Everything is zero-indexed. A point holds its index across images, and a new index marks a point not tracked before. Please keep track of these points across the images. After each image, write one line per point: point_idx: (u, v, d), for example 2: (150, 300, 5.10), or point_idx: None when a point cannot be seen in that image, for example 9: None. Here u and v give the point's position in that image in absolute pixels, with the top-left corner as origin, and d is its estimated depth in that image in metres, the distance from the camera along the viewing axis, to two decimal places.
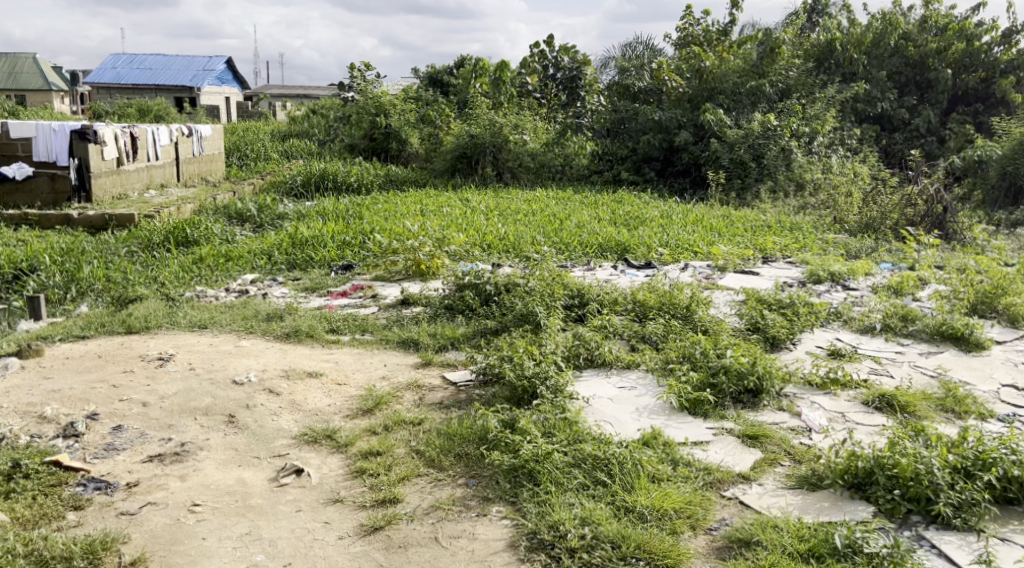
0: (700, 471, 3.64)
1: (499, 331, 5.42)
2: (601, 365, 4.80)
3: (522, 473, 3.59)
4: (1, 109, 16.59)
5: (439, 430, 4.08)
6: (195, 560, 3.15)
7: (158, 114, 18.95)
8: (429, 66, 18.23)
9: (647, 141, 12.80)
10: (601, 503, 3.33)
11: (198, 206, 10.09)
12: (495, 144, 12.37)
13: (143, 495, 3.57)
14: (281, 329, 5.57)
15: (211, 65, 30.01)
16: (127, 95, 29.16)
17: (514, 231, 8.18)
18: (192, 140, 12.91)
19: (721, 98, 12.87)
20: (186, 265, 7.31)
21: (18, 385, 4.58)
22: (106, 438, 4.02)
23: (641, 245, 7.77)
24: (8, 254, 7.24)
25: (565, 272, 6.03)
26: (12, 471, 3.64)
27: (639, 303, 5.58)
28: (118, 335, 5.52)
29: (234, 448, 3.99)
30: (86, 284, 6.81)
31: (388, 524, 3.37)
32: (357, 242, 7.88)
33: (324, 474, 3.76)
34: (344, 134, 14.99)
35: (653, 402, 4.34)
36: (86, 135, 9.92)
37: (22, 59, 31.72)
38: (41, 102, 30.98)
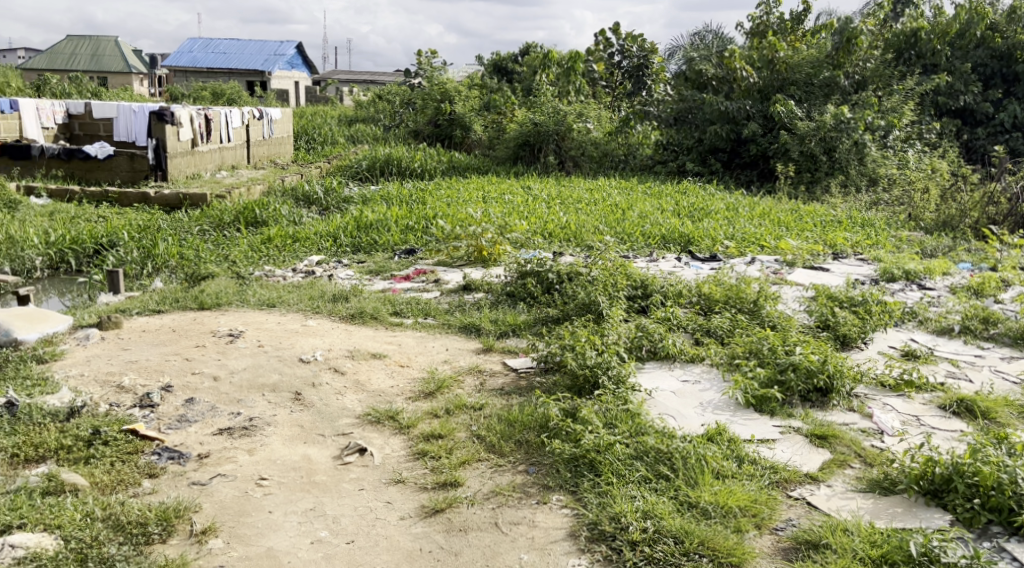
0: (766, 470, 3.57)
1: (561, 320, 5.41)
2: (664, 358, 4.74)
3: (584, 463, 3.59)
4: (84, 91, 17.22)
5: (500, 416, 4.10)
6: (262, 532, 3.23)
7: (231, 97, 19.44)
8: (495, 54, 18.27)
9: (715, 131, 12.40)
10: (663, 497, 3.31)
11: (267, 187, 10.31)
12: (558, 132, 12.49)
13: (214, 466, 3.67)
14: (346, 310, 5.67)
15: (282, 49, 30.65)
16: (202, 78, 30.00)
17: (577, 220, 8.14)
18: (262, 123, 13.20)
19: (793, 89, 12.52)
20: (255, 245, 7.49)
21: (98, 355, 4.76)
22: (180, 410, 4.15)
23: (706, 238, 7.65)
24: (90, 230, 7.55)
25: (629, 262, 5.98)
26: (92, 437, 3.78)
27: (704, 296, 5.51)
28: (191, 310, 5.69)
29: (300, 425, 4.08)
30: (161, 261, 7.04)
31: (449, 507, 3.40)
32: (420, 227, 7.98)
33: (386, 455, 3.82)
34: (410, 120, 15.14)
35: (718, 397, 4.28)
36: (164, 117, 10.33)
37: (105, 42, 32.84)
38: (121, 84, 32.07)
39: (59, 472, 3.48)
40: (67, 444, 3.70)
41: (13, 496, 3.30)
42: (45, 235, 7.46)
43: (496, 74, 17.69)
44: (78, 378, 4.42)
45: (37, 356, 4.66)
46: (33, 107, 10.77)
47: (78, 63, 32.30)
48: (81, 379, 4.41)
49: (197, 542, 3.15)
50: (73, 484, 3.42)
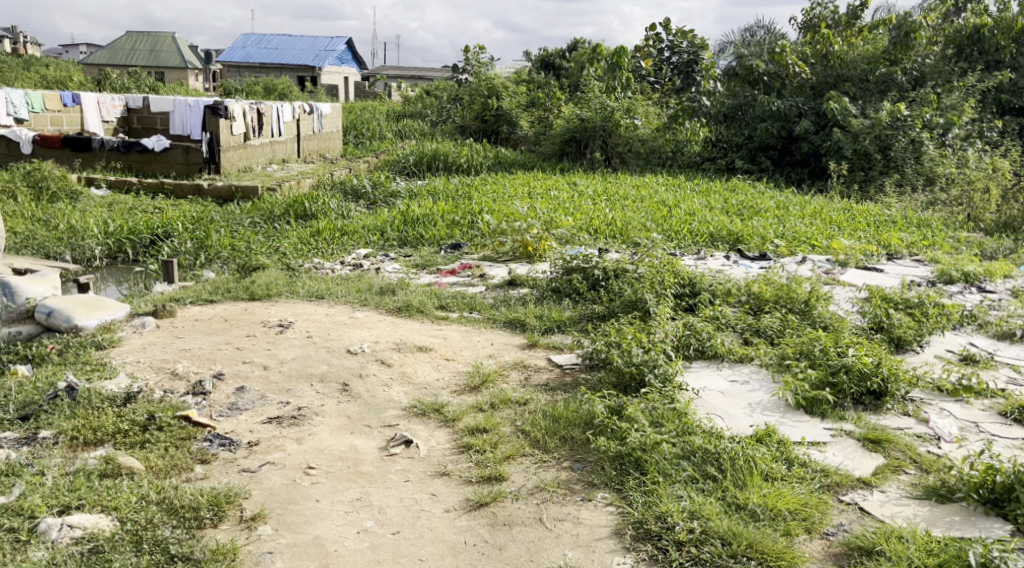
0: (817, 473, 3.51)
1: (607, 317, 5.39)
2: (712, 357, 4.69)
3: (630, 461, 3.57)
4: (142, 85, 17.64)
5: (545, 411, 4.09)
6: (310, 520, 3.27)
7: (282, 92, 19.75)
8: (542, 50, 18.25)
9: (765, 128, 12.24)
10: (711, 498, 3.27)
11: (316, 181, 10.43)
12: (606, 128, 12.45)
13: (263, 454, 3.73)
14: (393, 303, 5.71)
15: (332, 45, 31.01)
16: (254, 73, 30.52)
17: (623, 216, 8.09)
18: (313, 117, 13.38)
19: (848, 86, 12.27)
20: (304, 237, 7.60)
21: (153, 343, 4.87)
22: (231, 398, 4.23)
23: (756, 236, 7.54)
24: (146, 220, 7.75)
25: (677, 260, 5.92)
26: (147, 422, 3.88)
27: (753, 296, 5.43)
28: (242, 301, 5.80)
29: (347, 415, 4.13)
30: (214, 252, 7.18)
31: (493, 501, 3.41)
32: (466, 222, 8.01)
33: (431, 447, 3.84)
34: (457, 116, 15.20)
35: (767, 398, 4.22)
36: (217, 111, 10.62)
37: (163, 38, 33.61)
38: (177, 79, 32.79)
39: (116, 455, 3.57)
40: (124, 428, 3.79)
41: (72, 477, 3.40)
42: (104, 225, 7.67)
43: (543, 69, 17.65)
44: (134, 364, 4.53)
45: (96, 342, 4.79)
46: (94, 101, 11.18)
47: (136, 58, 33.07)
48: (137, 365, 4.52)
49: (246, 528, 3.21)
50: (129, 468, 3.50)
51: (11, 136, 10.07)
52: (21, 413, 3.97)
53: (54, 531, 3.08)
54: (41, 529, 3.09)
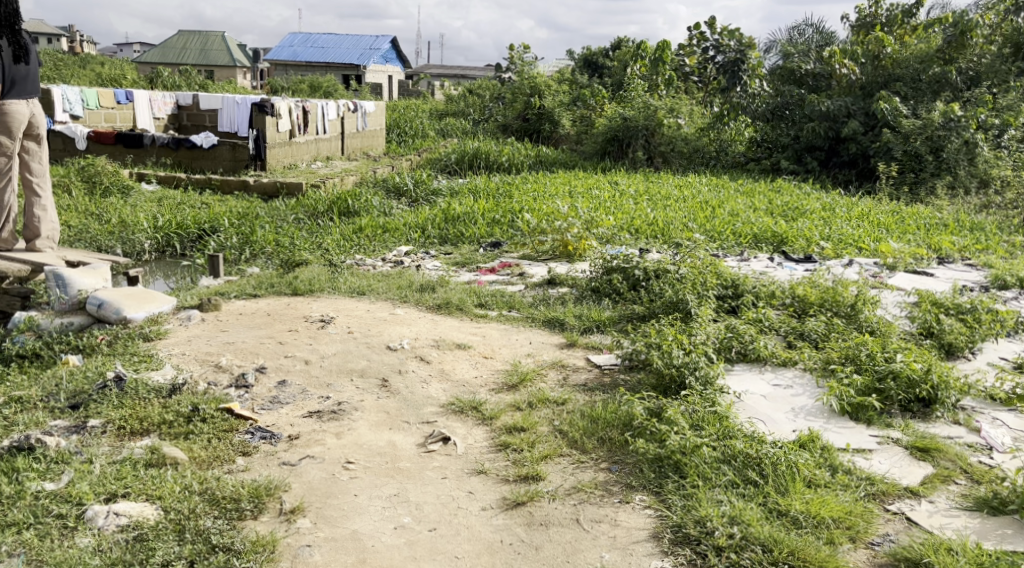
0: (862, 481, 3.44)
1: (647, 318, 5.34)
2: (754, 361, 4.62)
3: (668, 464, 3.53)
4: (192, 83, 17.96)
5: (583, 412, 4.07)
6: (347, 515, 3.29)
7: (328, 90, 19.97)
8: (586, 49, 18.15)
9: (812, 129, 11.96)
10: (752, 503, 3.22)
11: (359, 178, 10.51)
12: (648, 127, 12.35)
13: (302, 448, 3.77)
14: (433, 300, 5.73)
15: (377, 44, 31.28)
16: (300, 71, 30.92)
17: (665, 216, 8.02)
18: (357, 115, 13.50)
19: (899, 86, 11.98)
20: (347, 234, 7.67)
21: (198, 335, 4.96)
22: (272, 391, 4.28)
23: (801, 238, 7.42)
24: (194, 216, 7.90)
25: (720, 261, 5.86)
26: (192, 413, 3.94)
27: (798, 299, 5.34)
28: (285, 296, 5.87)
29: (385, 411, 4.15)
30: (259, 247, 7.28)
31: (530, 501, 3.40)
32: (506, 220, 8.00)
33: (469, 445, 3.84)
34: (499, 115, 15.20)
35: (811, 403, 4.14)
36: (264, 108, 10.75)
37: (213, 37, 34.24)
38: (226, 78, 33.37)
39: (160, 445, 3.63)
40: (169, 419, 3.86)
41: (119, 466, 3.46)
42: (154, 219, 7.83)
43: (585, 69, 17.58)
44: (179, 356, 4.61)
45: (144, 334, 4.87)
46: (146, 99, 11.36)
47: (187, 57, 33.69)
48: (182, 357, 4.60)
49: (286, 521, 3.23)
50: (173, 458, 3.56)
51: (67, 132, 10.40)
52: (71, 402, 4.06)
53: (100, 519, 3.14)
54: (88, 516, 3.16)
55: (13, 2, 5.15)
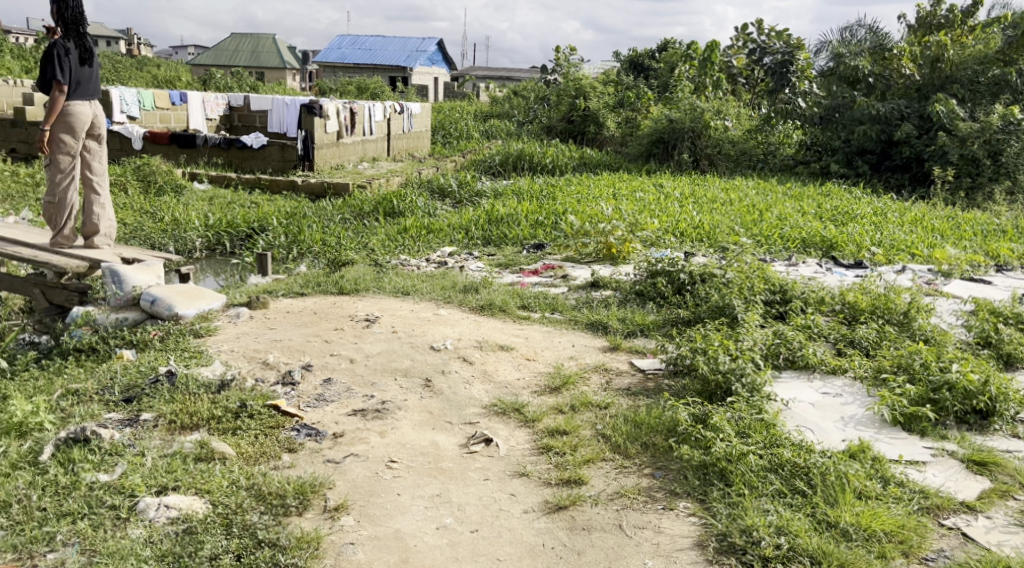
0: (915, 494, 3.35)
1: (692, 322, 5.27)
2: (802, 368, 4.53)
3: (713, 472, 3.48)
4: (243, 84, 18.31)
5: (627, 417, 4.03)
6: (390, 514, 3.31)
7: (375, 92, 20.20)
8: (632, 50, 18.02)
9: (863, 132, 11.72)
10: (799, 514, 3.16)
11: (404, 179, 10.59)
12: (695, 129, 12.25)
13: (347, 446, 3.80)
14: (476, 301, 5.74)
15: (424, 46, 31.54)
16: (348, 73, 31.27)
17: (711, 219, 7.93)
18: (403, 117, 13.59)
19: (955, 88, 11.62)
20: (392, 234, 7.73)
21: (247, 333, 5.04)
22: (318, 389, 4.32)
23: (851, 244, 7.27)
24: (243, 215, 8.05)
25: (768, 266, 5.76)
26: (240, 409, 4.00)
27: (848, 305, 5.23)
28: (331, 295, 5.93)
29: (428, 411, 4.17)
30: (306, 247, 7.36)
31: (572, 505, 3.38)
32: (550, 222, 7.99)
33: (511, 447, 3.84)
34: (544, 117, 15.20)
35: (861, 413, 4.06)
36: (313, 110, 10.89)
37: (264, 39, 34.85)
38: (277, 79, 33.96)
39: (209, 440, 3.69)
40: (217, 414, 3.92)
41: (169, 459, 3.53)
42: (205, 218, 8.00)
43: (631, 70, 17.47)
44: (228, 353, 4.69)
45: (195, 330, 4.98)
46: (199, 100, 11.61)
47: (238, 59, 34.31)
48: (231, 354, 4.68)
49: (330, 518, 3.26)
50: (222, 453, 3.62)
51: (124, 133, 10.66)
52: (124, 395, 4.16)
53: (152, 511, 3.21)
54: (139, 507, 3.23)
55: (80, 6, 5.41)
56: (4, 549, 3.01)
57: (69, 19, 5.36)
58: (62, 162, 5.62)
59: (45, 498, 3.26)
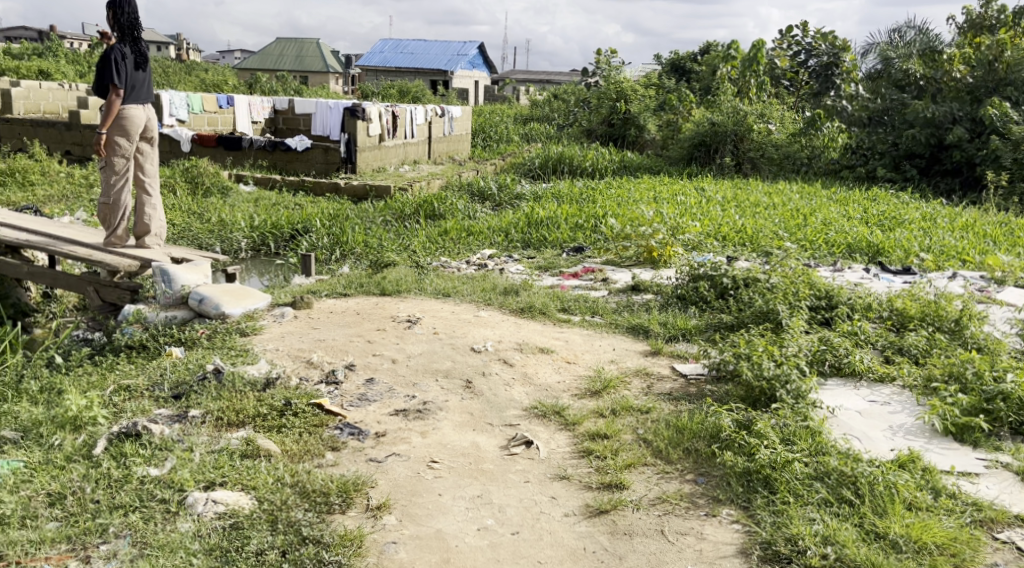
0: (968, 506, 3.27)
1: (735, 327, 5.21)
2: (849, 375, 4.46)
3: (758, 479, 3.44)
4: (288, 88, 18.60)
5: (668, 422, 4.00)
6: (432, 514, 3.32)
7: (416, 95, 20.37)
8: (673, 53, 17.90)
9: (912, 135, 11.53)
10: (847, 524, 3.11)
11: (445, 181, 10.64)
12: (738, 132, 12.13)
13: (389, 446, 3.83)
14: (517, 304, 5.74)
15: (465, 50, 31.72)
16: (390, 77, 31.56)
17: (753, 224, 7.84)
18: (444, 120, 13.67)
19: (1010, 90, 11.29)
20: (433, 236, 7.78)
21: (291, 332, 5.11)
22: (361, 389, 4.36)
23: (899, 249, 7.14)
24: (288, 217, 8.16)
25: (813, 271, 5.68)
26: (284, 407, 4.06)
27: (896, 312, 5.13)
28: (373, 296, 5.98)
29: (469, 412, 4.18)
30: (348, 248, 7.45)
31: (614, 509, 3.36)
32: (590, 225, 7.97)
33: (552, 450, 3.83)
34: (583, 120, 15.17)
35: (911, 422, 3.98)
36: (356, 112, 11.01)
37: (308, 43, 35.34)
38: (320, 83, 34.40)
39: (255, 437, 3.75)
40: (263, 412, 3.98)
41: (217, 455, 3.59)
42: (250, 219, 8.14)
43: (673, 73, 17.35)
44: (274, 351, 4.76)
45: (241, 329, 5.06)
46: (247, 103, 11.98)
47: (283, 63, 34.85)
48: (276, 353, 4.74)
49: (373, 517, 3.28)
50: (267, 450, 3.68)
51: (173, 135, 10.89)
52: (173, 392, 4.24)
53: (200, 505, 3.27)
54: (188, 502, 3.29)
55: (135, 12, 5.55)
56: (59, 539, 3.09)
57: (125, 24, 5.49)
58: (118, 164, 5.74)
59: (98, 490, 3.33)
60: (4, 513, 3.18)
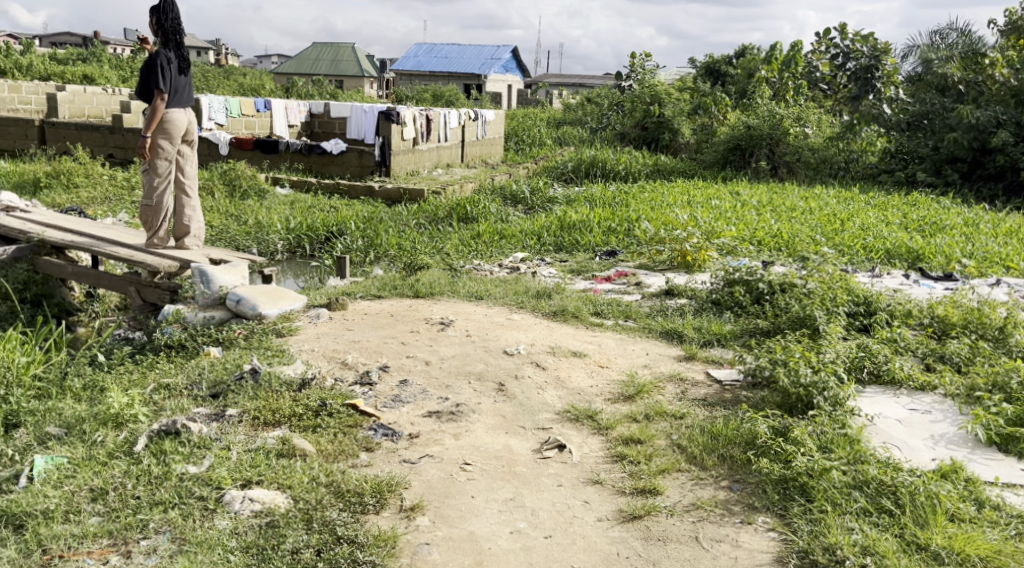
0: (1012, 518, 3.19)
1: (771, 333, 5.14)
2: (889, 383, 4.39)
3: (795, 486, 3.39)
4: (324, 92, 18.80)
5: (703, 428, 3.96)
6: (465, 516, 3.33)
7: (450, 99, 20.47)
8: (708, 56, 17.75)
9: (954, 139, 11.25)
10: (887, 534, 3.05)
11: (478, 185, 10.66)
12: (774, 137, 12.00)
13: (422, 447, 3.84)
14: (549, 307, 5.73)
15: (499, 54, 31.81)
16: (424, 81, 31.74)
17: (789, 228, 7.75)
18: (477, 124, 13.72)
19: None
20: (466, 239, 7.80)
21: (327, 333, 5.15)
22: (395, 390, 4.39)
23: (940, 255, 7.01)
24: (322, 219, 8.24)
25: (851, 276, 5.59)
26: (320, 407, 4.09)
27: (938, 318, 5.04)
28: (407, 298, 6.01)
29: (502, 415, 4.18)
30: (382, 250, 7.50)
31: (647, 515, 3.34)
32: (623, 229, 7.93)
33: (585, 454, 3.82)
34: (617, 123, 15.12)
35: (953, 431, 3.90)
36: (391, 116, 11.08)
37: (343, 48, 35.68)
38: (355, 87, 34.70)
39: (291, 437, 3.79)
40: (299, 412, 4.02)
41: (254, 454, 3.63)
42: (286, 222, 8.22)
43: (708, 77, 17.23)
44: (309, 352, 4.81)
45: (277, 330, 5.12)
46: (282, 106, 12.08)
47: (319, 68, 35.26)
48: (312, 353, 4.79)
49: (406, 517, 3.29)
50: (303, 450, 3.71)
51: (212, 138, 11.05)
52: (211, 391, 4.30)
53: (237, 503, 3.31)
54: (225, 500, 3.34)
55: (178, 17, 5.64)
56: (101, 534, 3.14)
57: (168, 28, 5.58)
58: (160, 166, 5.85)
59: (138, 487, 3.39)
60: (49, 508, 3.25)
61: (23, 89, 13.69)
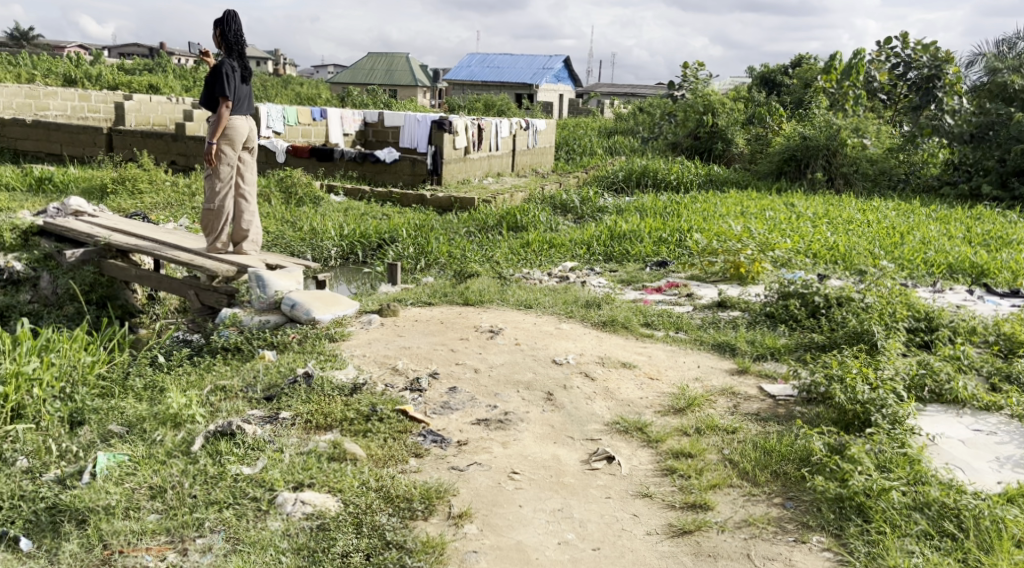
0: None
1: (827, 348, 5.02)
2: (951, 403, 4.24)
3: (851, 506, 3.30)
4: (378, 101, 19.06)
5: (756, 443, 3.89)
6: (512, 524, 3.32)
7: (502, 108, 20.58)
8: (764, 66, 17.51)
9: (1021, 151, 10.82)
10: (949, 559, 2.96)
11: (528, 194, 10.67)
12: (830, 147, 11.75)
13: (470, 454, 3.85)
14: (598, 317, 5.71)
15: (551, 64, 31.86)
16: (477, 91, 31.95)
17: (846, 241, 7.59)
18: (529, 133, 13.75)
19: None
20: (515, 248, 7.81)
21: (378, 339, 5.20)
22: (444, 397, 4.40)
23: (1004, 271, 6.80)
24: (376, 227, 8.35)
25: (911, 291, 5.45)
26: (370, 413, 4.13)
27: (1004, 336, 4.89)
28: (456, 306, 6.04)
29: (551, 424, 4.17)
30: (433, 258, 7.55)
31: (697, 530, 3.29)
32: (674, 240, 7.85)
33: (634, 467, 3.78)
34: (669, 133, 14.99)
35: (1020, 454, 3.77)
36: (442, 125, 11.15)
37: (398, 58, 36.17)
38: (408, 96, 35.09)
39: (342, 441, 3.83)
40: (349, 416, 4.06)
41: (306, 457, 3.67)
42: (340, 228, 8.33)
43: (762, 86, 17.00)
44: (361, 357, 4.86)
45: (330, 335, 5.18)
46: (338, 116, 12.25)
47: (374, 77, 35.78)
48: (363, 358, 4.84)
49: (454, 524, 3.29)
50: (354, 454, 3.74)
51: (269, 146, 11.31)
52: (266, 393, 4.38)
53: (289, 505, 3.36)
54: (278, 501, 3.38)
55: (240, 28, 5.76)
56: (159, 532, 3.21)
57: (231, 40, 5.71)
58: (223, 171, 5.97)
59: (195, 486, 3.46)
60: (111, 504, 3.33)
61: (91, 98, 14.20)
